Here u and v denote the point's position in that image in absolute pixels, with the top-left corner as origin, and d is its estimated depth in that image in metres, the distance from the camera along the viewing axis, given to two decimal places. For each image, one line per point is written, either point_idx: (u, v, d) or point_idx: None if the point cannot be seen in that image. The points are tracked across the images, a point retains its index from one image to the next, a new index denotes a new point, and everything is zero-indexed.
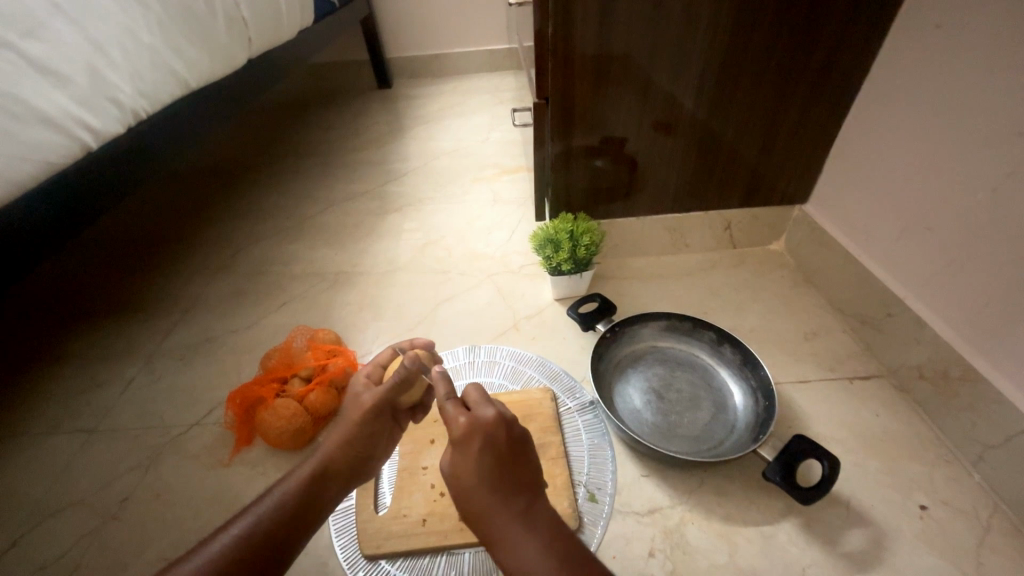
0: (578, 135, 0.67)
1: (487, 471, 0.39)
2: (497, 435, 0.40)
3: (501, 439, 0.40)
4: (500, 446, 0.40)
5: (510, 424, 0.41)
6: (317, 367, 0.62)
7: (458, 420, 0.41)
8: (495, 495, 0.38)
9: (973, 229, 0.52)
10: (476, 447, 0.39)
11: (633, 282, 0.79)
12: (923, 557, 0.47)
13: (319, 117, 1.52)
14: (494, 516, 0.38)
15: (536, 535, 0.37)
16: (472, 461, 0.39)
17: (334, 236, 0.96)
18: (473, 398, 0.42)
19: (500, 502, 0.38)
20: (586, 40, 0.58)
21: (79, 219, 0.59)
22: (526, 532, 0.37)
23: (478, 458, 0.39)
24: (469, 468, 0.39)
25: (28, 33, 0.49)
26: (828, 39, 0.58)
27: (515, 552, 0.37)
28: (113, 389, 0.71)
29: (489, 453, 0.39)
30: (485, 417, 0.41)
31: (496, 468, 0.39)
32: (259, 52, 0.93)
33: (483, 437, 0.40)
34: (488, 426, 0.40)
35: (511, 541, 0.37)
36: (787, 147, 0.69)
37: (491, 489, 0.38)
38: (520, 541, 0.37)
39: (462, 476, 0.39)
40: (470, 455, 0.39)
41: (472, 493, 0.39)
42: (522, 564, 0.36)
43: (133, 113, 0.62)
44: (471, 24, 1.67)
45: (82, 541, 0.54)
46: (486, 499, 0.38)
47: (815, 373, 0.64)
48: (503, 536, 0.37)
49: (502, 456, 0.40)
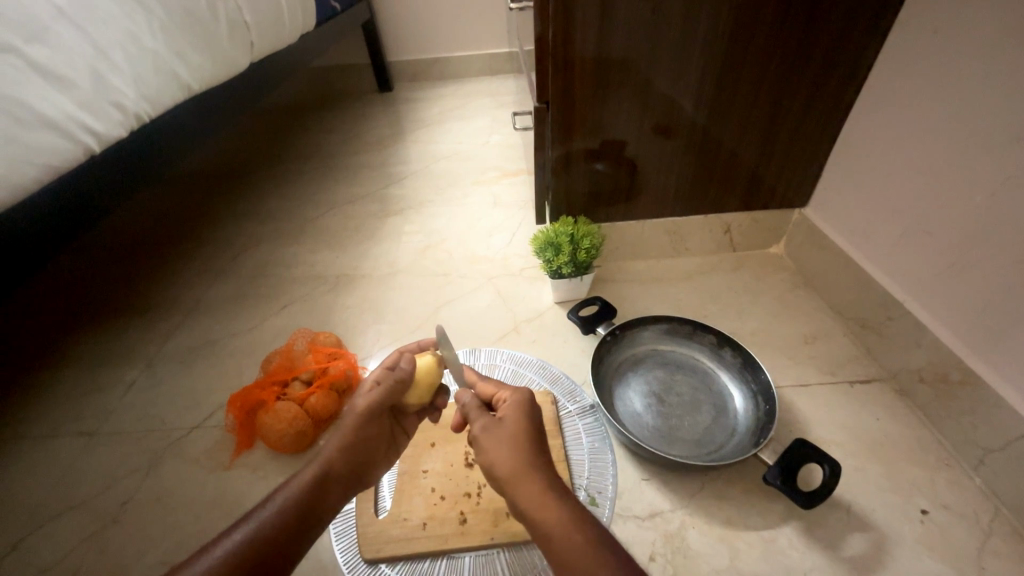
0: (578, 138, 0.67)
1: (529, 432, 0.40)
2: (534, 408, 0.42)
3: (538, 413, 0.42)
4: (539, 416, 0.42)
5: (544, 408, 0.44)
6: (317, 371, 0.62)
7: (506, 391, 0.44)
8: (534, 454, 0.38)
9: (972, 233, 0.52)
10: (517, 411, 0.41)
11: (633, 285, 0.80)
12: (924, 561, 0.47)
13: (320, 120, 1.52)
14: (530, 473, 0.37)
15: (572, 499, 0.36)
16: (514, 420, 0.40)
17: (334, 239, 0.96)
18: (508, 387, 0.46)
19: (538, 463, 0.38)
20: (586, 44, 0.58)
21: (81, 223, 0.59)
22: (560, 497, 0.36)
23: (520, 418, 0.40)
24: (509, 427, 0.40)
25: (32, 37, 0.49)
26: (827, 44, 0.59)
27: (550, 513, 0.35)
28: (114, 392, 0.71)
29: (530, 417, 0.41)
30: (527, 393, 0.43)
31: (534, 433, 0.40)
32: (261, 56, 0.94)
33: (523, 406, 0.42)
34: (528, 398, 0.43)
35: (547, 500, 0.35)
36: (786, 151, 0.69)
37: (529, 446, 0.38)
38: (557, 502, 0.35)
39: (500, 434, 0.39)
40: (511, 417, 0.41)
41: (509, 451, 0.38)
42: (554, 526, 0.34)
43: (136, 117, 0.62)
44: (471, 28, 1.68)
45: (82, 544, 0.54)
46: (523, 456, 0.38)
47: (815, 376, 0.64)
48: (538, 496, 0.36)
49: (538, 427, 0.41)
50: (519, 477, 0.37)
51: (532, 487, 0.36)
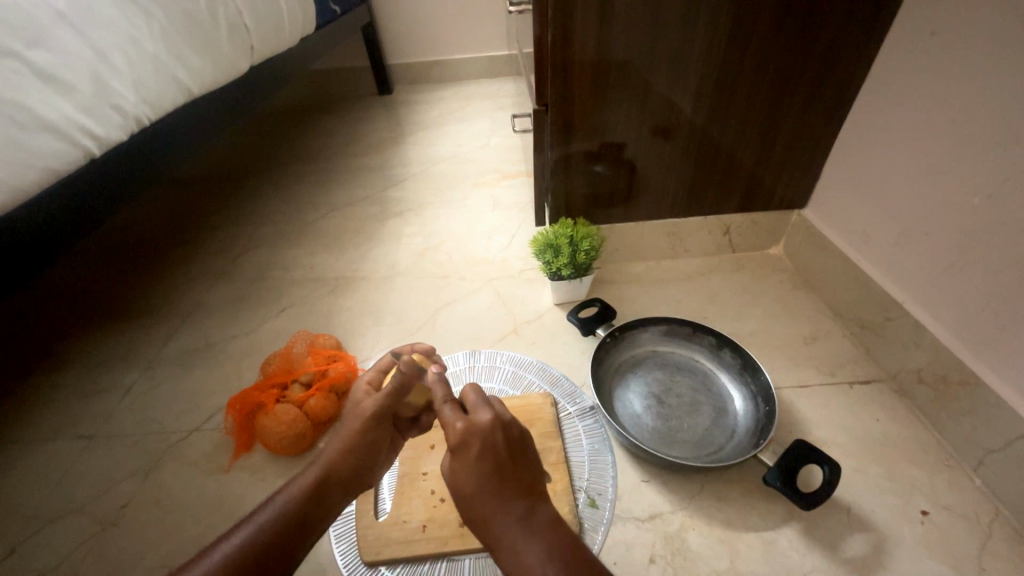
0: (577, 140, 0.68)
1: (488, 473, 0.38)
2: (495, 439, 0.39)
3: (501, 441, 0.40)
4: (500, 446, 0.39)
5: (505, 428, 0.40)
6: (317, 373, 0.62)
7: (454, 427, 0.40)
8: (494, 500, 0.37)
9: (970, 233, 0.52)
10: (474, 451, 0.39)
11: (633, 286, 0.80)
12: (925, 563, 0.47)
13: (320, 123, 1.53)
14: (496, 519, 0.37)
15: (542, 539, 0.36)
16: (470, 465, 0.38)
17: (334, 242, 0.97)
18: (471, 400, 0.42)
19: (502, 504, 0.37)
20: (585, 47, 0.58)
21: (81, 225, 0.59)
22: (528, 537, 0.36)
23: (479, 460, 0.38)
24: (467, 473, 0.38)
25: (34, 41, 0.49)
26: (825, 46, 0.59)
27: (520, 557, 0.35)
28: (113, 395, 0.70)
29: (488, 455, 0.39)
30: (477, 423, 0.40)
31: (496, 472, 0.38)
32: (261, 60, 0.94)
33: (481, 441, 0.39)
34: (480, 430, 0.39)
35: (514, 546, 0.36)
36: (785, 153, 0.70)
37: (492, 491, 0.37)
38: (524, 546, 0.36)
39: (461, 481, 0.38)
40: (467, 460, 0.38)
41: (473, 499, 0.38)
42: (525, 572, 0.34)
43: (136, 120, 0.62)
44: (470, 31, 1.68)
45: (81, 547, 0.54)
46: (488, 502, 0.37)
47: (814, 377, 0.64)
48: (507, 540, 0.36)
49: (501, 458, 0.39)
50: (487, 523, 0.37)
51: (500, 532, 0.36)
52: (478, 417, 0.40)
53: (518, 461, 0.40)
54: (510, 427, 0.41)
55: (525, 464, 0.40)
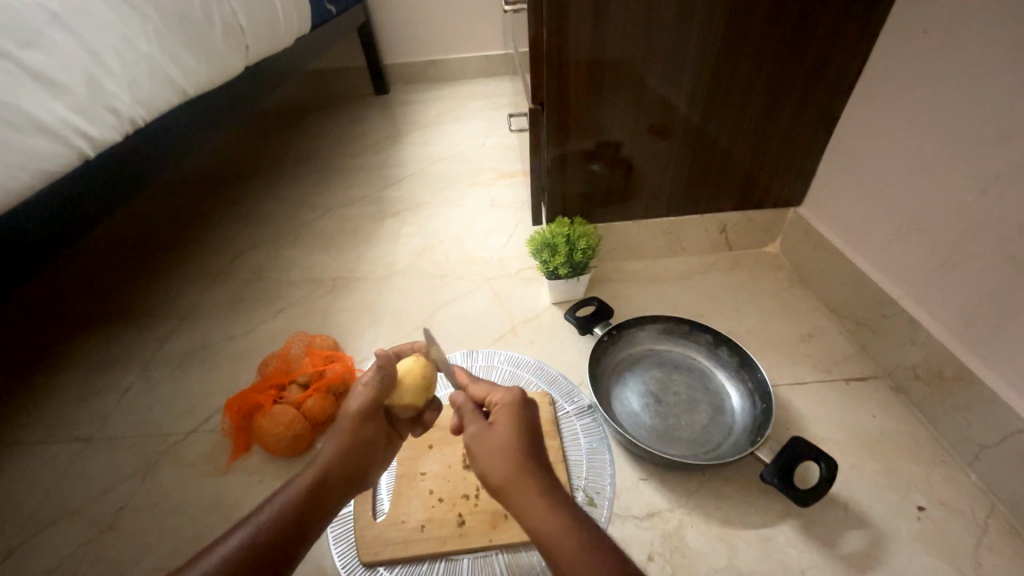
0: (573, 139, 0.68)
1: (523, 436, 0.39)
2: (524, 411, 0.41)
3: (528, 416, 0.41)
4: (529, 419, 0.41)
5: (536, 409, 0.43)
6: (314, 374, 0.62)
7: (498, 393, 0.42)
8: (527, 461, 0.38)
9: (964, 230, 0.53)
10: (513, 415, 0.40)
11: (630, 285, 0.80)
12: (923, 558, 0.47)
13: (316, 124, 1.52)
14: (525, 479, 0.37)
15: (567, 504, 0.36)
16: (503, 427, 0.39)
17: (331, 242, 0.96)
18: (497, 383, 0.45)
19: (530, 467, 0.37)
20: (580, 46, 0.58)
21: (76, 226, 0.59)
22: (556, 500, 0.36)
23: (511, 424, 0.39)
24: (499, 434, 0.39)
25: (27, 43, 0.49)
26: (819, 44, 0.59)
27: (547, 518, 0.35)
28: (110, 397, 0.70)
29: (519, 421, 0.40)
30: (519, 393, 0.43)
31: (525, 438, 0.39)
32: (256, 60, 0.94)
33: (520, 410, 0.41)
34: (519, 398, 0.42)
35: (542, 506, 0.36)
36: (780, 151, 0.70)
37: (522, 452, 0.38)
38: (552, 506, 0.36)
39: (490, 442, 0.39)
40: (506, 422, 0.40)
41: (502, 457, 0.38)
42: (552, 532, 0.34)
43: (131, 121, 0.62)
44: (467, 31, 1.68)
45: (79, 550, 0.54)
46: (518, 461, 0.38)
47: (811, 374, 0.64)
48: (534, 501, 0.36)
49: (533, 431, 0.40)
50: (515, 483, 0.37)
51: (528, 493, 0.36)
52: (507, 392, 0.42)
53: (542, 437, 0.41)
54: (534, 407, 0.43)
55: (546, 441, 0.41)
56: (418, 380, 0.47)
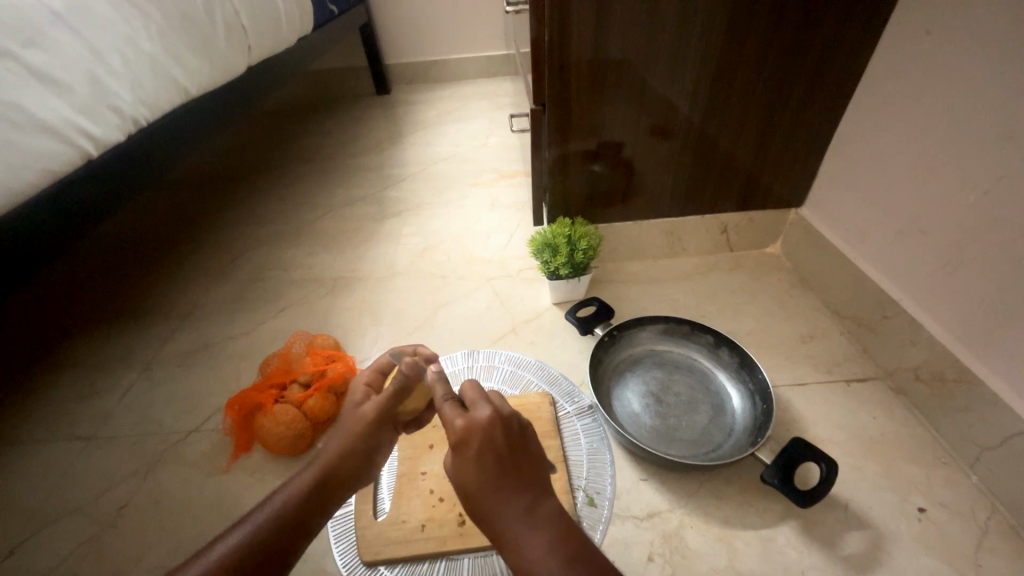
0: (574, 140, 0.68)
1: (490, 469, 0.37)
2: (495, 434, 0.39)
3: (503, 436, 0.39)
4: (503, 441, 0.39)
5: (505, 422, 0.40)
6: (315, 373, 0.62)
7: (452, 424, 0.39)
8: (497, 494, 0.37)
9: (965, 231, 0.53)
10: (475, 448, 0.38)
11: (630, 285, 0.80)
12: (923, 559, 0.47)
13: (317, 124, 1.52)
14: (499, 512, 0.36)
15: (545, 535, 0.35)
16: (469, 464, 0.38)
17: (332, 242, 0.97)
18: (470, 396, 0.42)
19: (505, 499, 0.37)
20: (582, 46, 0.58)
21: (78, 225, 0.59)
22: (532, 529, 0.36)
23: (474, 460, 0.38)
24: (469, 471, 0.38)
25: (30, 43, 0.49)
26: (821, 44, 0.59)
27: (524, 552, 0.35)
28: (113, 395, 0.71)
29: (491, 448, 0.38)
30: (478, 418, 0.39)
31: (498, 466, 0.38)
32: (258, 60, 0.94)
33: (480, 438, 0.38)
34: (480, 425, 0.39)
35: (518, 541, 0.35)
36: (782, 151, 0.70)
37: (495, 485, 0.37)
38: (529, 542, 0.35)
39: (464, 478, 0.38)
40: (468, 458, 0.38)
41: (474, 494, 0.37)
42: (529, 567, 0.34)
43: (133, 121, 0.62)
44: (468, 31, 1.68)
45: (81, 548, 0.54)
46: (492, 495, 0.37)
47: (811, 375, 0.64)
48: (511, 534, 0.36)
49: (501, 454, 0.38)
50: (490, 518, 0.37)
51: (504, 526, 0.36)
52: (478, 413, 0.40)
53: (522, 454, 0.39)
54: (511, 420, 0.41)
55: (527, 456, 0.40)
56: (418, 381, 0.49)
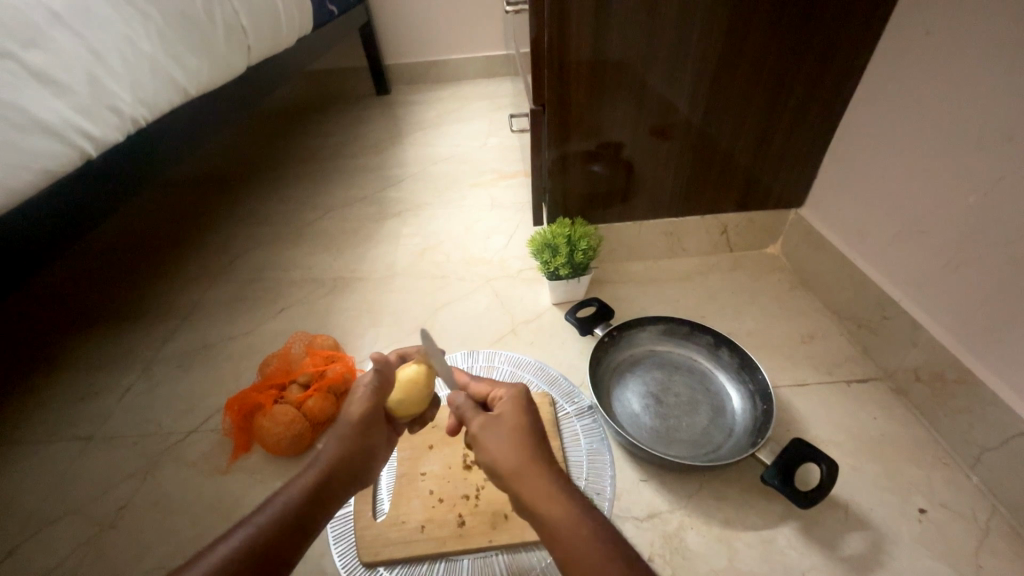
0: (574, 139, 0.68)
1: (528, 426, 0.39)
2: (528, 401, 0.41)
3: (533, 406, 0.42)
4: (535, 408, 0.41)
5: None
6: (315, 374, 0.62)
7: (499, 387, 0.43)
8: (533, 447, 0.37)
9: (966, 231, 0.52)
10: (514, 406, 0.40)
11: (630, 286, 0.80)
12: (923, 561, 0.47)
13: (317, 124, 1.52)
14: (532, 464, 0.36)
15: (576, 494, 0.35)
16: (509, 416, 0.40)
17: (332, 242, 0.97)
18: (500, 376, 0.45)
19: (539, 454, 0.37)
20: (581, 47, 0.58)
21: (78, 225, 0.59)
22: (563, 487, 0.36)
23: (515, 414, 0.40)
24: (508, 424, 0.39)
25: (30, 43, 0.49)
26: (821, 45, 0.59)
27: (554, 504, 0.34)
28: (112, 396, 0.70)
29: (525, 410, 0.40)
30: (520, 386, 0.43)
31: (531, 427, 0.39)
32: (258, 60, 0.94)
33: (521, 400, 0.41)
34: (520, 390, 0.42)
35: (553, 496, 0.35)
36: (782, 152, 0.70)
37: (529, 440, 0.38)
38: (560, 496, 0.35)
39: (499, 429, 0.39)
40: (507, 413, 0.40)
41: (508, 445, 0.37)
42: (561, 518, 0.34)
43: (133, 121, 0.62)
44: (468, 32, 1.68)
45: (79, 549, 0.54)
46: (527, 450, 0.37)
47: (811, 376, 0.64)
48: (542, 488, 0.35)
49: (535, 420, 0.41)
50: (522, 470, 0.36)
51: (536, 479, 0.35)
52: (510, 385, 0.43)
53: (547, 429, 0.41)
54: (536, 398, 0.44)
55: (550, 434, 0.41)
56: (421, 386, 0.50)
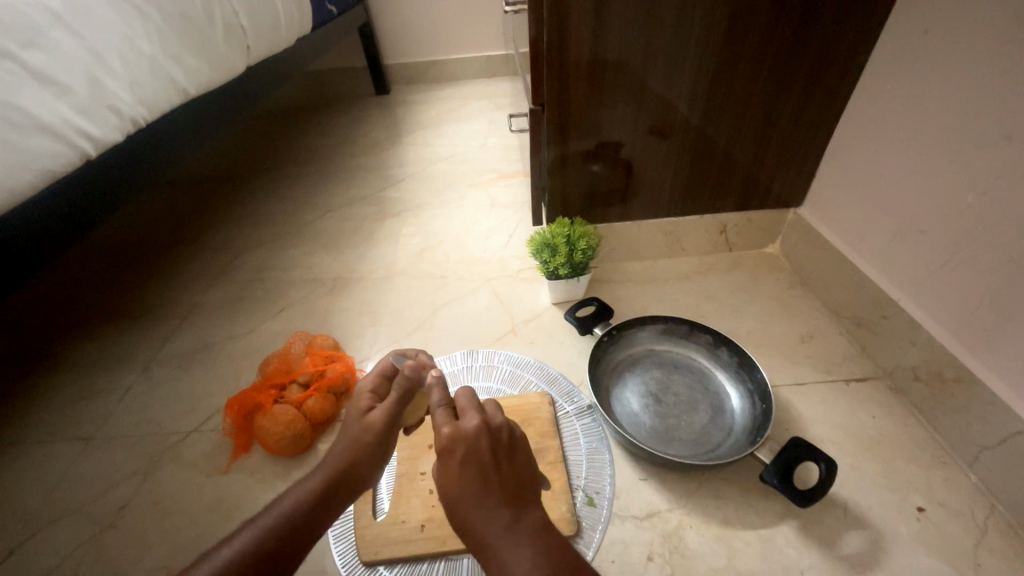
0: (574, 140, 0.68)
1: (473, 481, 0.37)
2: (480, 445, 0.39)
3: (484, 448, 0.39)
4: (492, 449, 0.39)
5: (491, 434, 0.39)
6: (315, 373, 0.62)
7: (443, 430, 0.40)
8: (477, 508, 0.36)
9: (964, 230, 0.53)
10: (458, 458, 0.38)
11: (630, 285, 0.80)
12: (922, 559, 0.47)
13: (317, 124, 1.52)
14: (479, 527, 0.36)
15: (524, 555, 0.34)
16: (451, 474, 0.38)
17: (331, 242, 0.97)
18: (461, 405, 0.42)
19: (484, 514, 0.36)
20: (580, 46, 0.58)
21: (77, 225, 0.59)
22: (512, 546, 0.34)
23: (458, 470, 0.38)
24: (452, 482, 0.37)
25: (29, 43, 0.49)
26: (819, 45, 0.59)
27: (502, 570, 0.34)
28: (112, 396, 0.71)
29: (479, 454, 0.38)
30: (466, 427, 0.39)
31: (482, 477, 0.37)
32: (258, 60, 0.94)
33: (465, 447, 0.38)
34: (466, 432, 0.39)
35: (497, 559, 0.34)
36: (781, 151, 0.70)
37: (481, 492, 0.37)
38: (507, 561, 0.34)
39: (446, 488, 0.38)
40: (451, 467, 0.38)
41: (456, 506, 0.37)
42: None
43: (133, 121, 0.62)
44: (468, 32, 1.68)
45: (80, 549, 0.54)
46: (475, 502, 0.36)
47: (810, 375, 0.64)
48: (491, 552, 0.35)
49: (486, 465, 0.38)
50: (471, 533, 0.36)
51: (484, 543, 0.35)
52: (466, 422, 0.40)
53: (511, 465, 0.39)
54: (499, 430, 0.40)
55: (516, 467, 0.39)
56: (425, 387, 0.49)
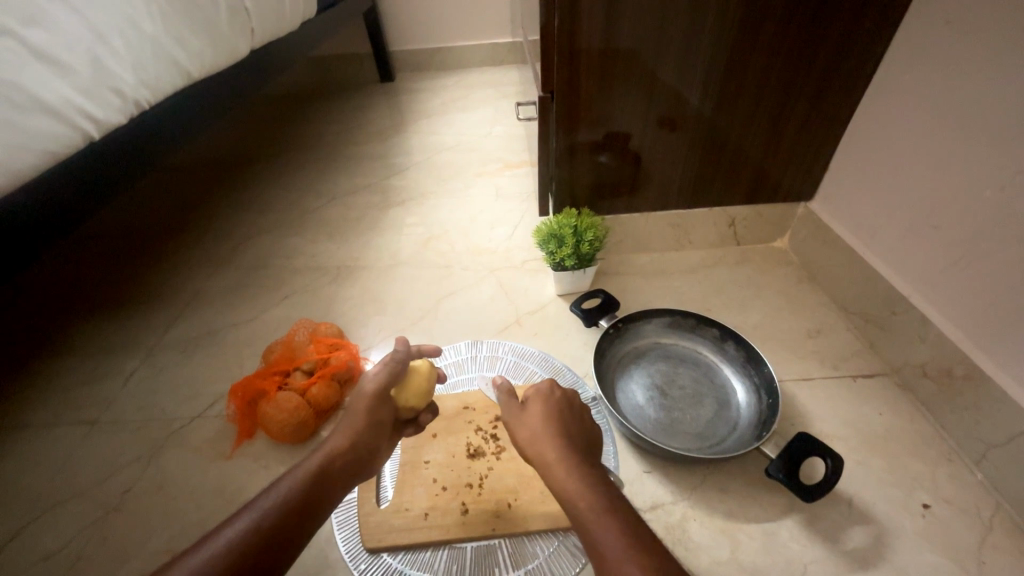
0: (583, 130, 0.67)
1: (552, 414, 0.44)
2: (556, 395, 0.47)
3: (560, 398, 0.47)
4: (561, 403, 0.46)
5: (565, 390, 0.48)
6: (318, 361, 0.62)
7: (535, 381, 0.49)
8: (555, 431, 0.42)
9: (979, 227, 0.52)
10: (546, 398, 0.46)
11: (636, 278, 0.79)
12: (925, 556, 0.47)
13: (321, 110, 1.51)
14: (552, 445, 0.41)
15: (589, 473, 0.39)
16: (536, 406, 0.45)
17: (336, 231, 0.96)
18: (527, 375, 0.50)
19: (560, 440, 0.42)
20: (592, 34, 0.57)
21: (81, 210, 0.58)
22: (580, 467, 0.40)
23: (542, 404, 0.45)
24: (535, 412, 0.45)
25: (29, 20, 0.48)
26: (837, 35, 0.58)
27: (568, 481, 0.39)
28: (114, 381, 0.70)
29: (551, 405, 0.45)
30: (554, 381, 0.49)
31: (560, 416, 0.44)
32: (261, 43, 0.93)
33: (552, 391, 0.47)
34: (549, 383, 0.48)
35: (563, 471, 0.39)
36: (793, 144, 0.69)
37: (551, 429, 0.43)
38: (574, 475, 0.39)
39: (528, 417, 0.45)
40: (538, 400, 0.46)
41: (533, 429, 0.43)
42: (570, 495, 0.38)
43: (134, 103, 0.61)
44: (474, 18, 1.66)
45: (84, 532, 0.54)
46: (549, 437, 0.42)
47: (817, 371, 0.64)
48: (559, 469, 0.40)
49: (564, 410, 0.45)
50: (542, 448, 0.41)
51: (554, 458, 0.40)
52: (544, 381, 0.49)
53: (580, 423, 0.45)
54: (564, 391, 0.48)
55: (582, 426, 0.45)
56: (423, 382, 0.51)
